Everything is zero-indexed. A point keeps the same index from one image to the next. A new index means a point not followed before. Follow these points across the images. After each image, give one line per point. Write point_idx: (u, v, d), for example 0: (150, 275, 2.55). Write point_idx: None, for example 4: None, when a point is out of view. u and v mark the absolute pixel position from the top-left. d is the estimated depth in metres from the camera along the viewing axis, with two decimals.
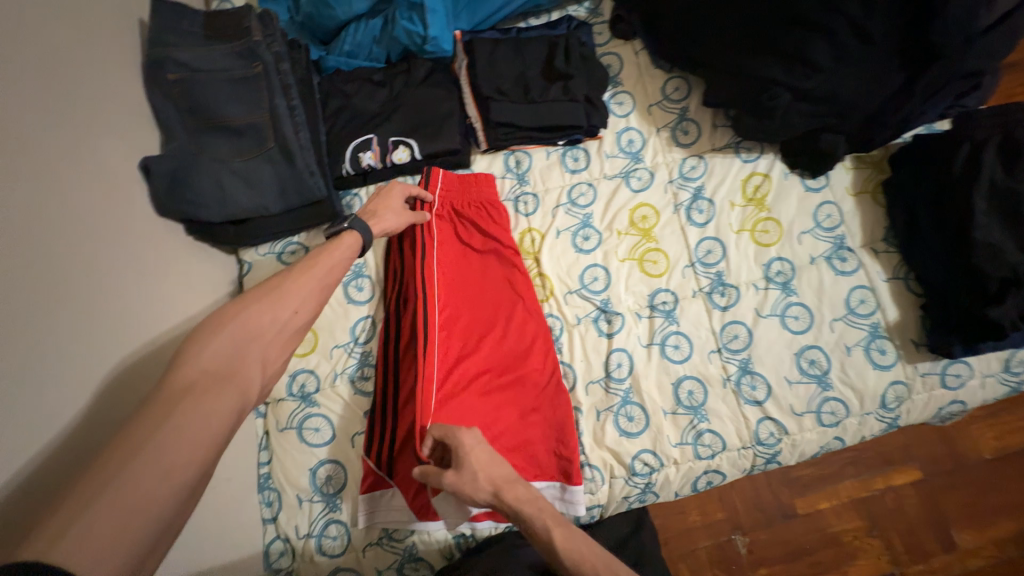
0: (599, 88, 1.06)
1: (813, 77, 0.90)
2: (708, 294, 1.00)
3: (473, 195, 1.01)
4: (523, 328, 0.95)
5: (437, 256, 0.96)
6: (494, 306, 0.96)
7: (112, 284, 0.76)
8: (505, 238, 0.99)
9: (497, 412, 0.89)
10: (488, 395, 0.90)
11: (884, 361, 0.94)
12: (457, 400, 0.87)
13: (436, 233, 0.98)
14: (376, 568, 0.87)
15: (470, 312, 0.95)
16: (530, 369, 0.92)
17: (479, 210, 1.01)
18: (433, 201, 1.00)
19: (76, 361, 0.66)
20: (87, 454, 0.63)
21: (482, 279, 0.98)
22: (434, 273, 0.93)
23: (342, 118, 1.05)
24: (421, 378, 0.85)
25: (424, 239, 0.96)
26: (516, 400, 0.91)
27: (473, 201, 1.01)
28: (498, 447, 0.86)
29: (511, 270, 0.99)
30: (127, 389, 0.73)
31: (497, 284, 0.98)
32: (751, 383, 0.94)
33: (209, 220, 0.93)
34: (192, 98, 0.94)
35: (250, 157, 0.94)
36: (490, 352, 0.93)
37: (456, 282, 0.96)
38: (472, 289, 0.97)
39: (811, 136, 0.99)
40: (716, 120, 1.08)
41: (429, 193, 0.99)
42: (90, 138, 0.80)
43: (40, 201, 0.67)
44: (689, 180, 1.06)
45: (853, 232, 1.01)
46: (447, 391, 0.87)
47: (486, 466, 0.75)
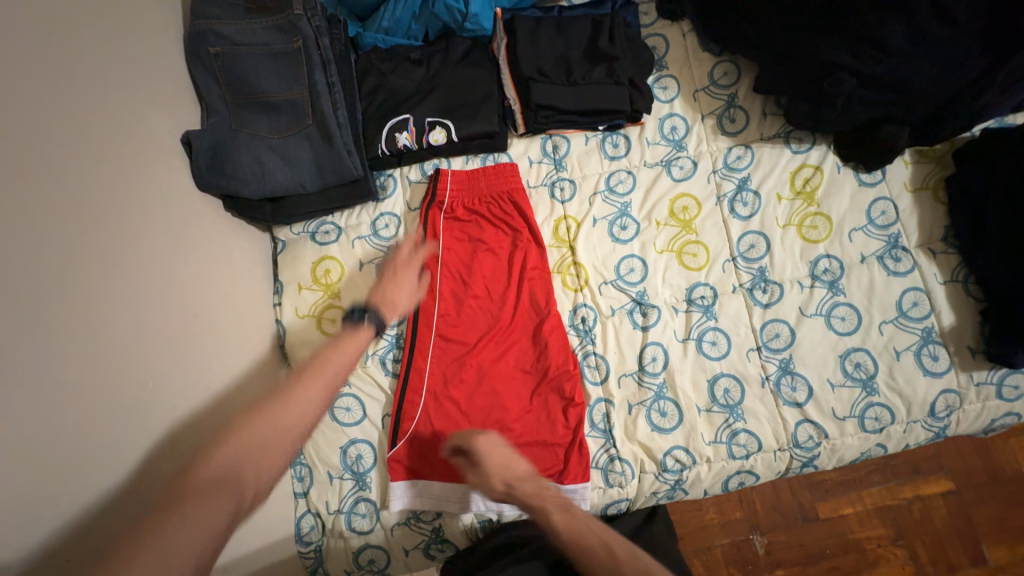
0: (644, 71, 1.02)
1: (885, 62, 0.84)
2: (750, 290, 0.96)
3: (482, 191, 1.01)
4: (529, 324, 0.95)
5: (443, 255, 0.98)
6: (500, 303, 0.97)
7: (151, 267, 0.76)
8: (520, 229, 0.99)
9: (493, 411, 0.90)
10: (493, 392, 0.91)
11: (936, 368, 0.90)
12: (451, 400, 0.91)
13: (444, 230, 1.00)
14: (403, 547, 0.88)
15: (473, 310, 0.97)
16: (538, 366, 0.93)
17: (491, 205, 1.01)
18: (444, 200, 1.00)
19: (110, 332, 0.67)
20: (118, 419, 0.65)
21: (499, 273, 0.99)
22: (437, 274, 0.97)
23: (379, 97, 1.03)
24: (410, 380, 0.92)
25: (433, 242, 0.98)
26: (519, 396, 0.92)
27: (485, 196, 1.01)
28: (493, 445, 0.89)
29: (531, 260, 0.98)
30: (159, 362, 0.74)
31: (506, 279, 0.98)
32: (791, 383, 0.91)
33: (247, 196, 0.94)
34: (233, 72, 0.93)
35: (288, 134, 0.94)
36: (493, 350, 0.94)
37: (459, 279, 0.98)
38: (475, 287, 0.97)
39: (871, 127, 0.93)
40: (766, 108, 1.03)
41: (440, 192, 1.00)
42: (128, 110, 0.79)
43: (72, 173, 0.67)
44: (734, 170, 1.01)
45: (909, 230, 0.96)
46: (443, 391, 0.92)
47: (499, 469, 0.76)
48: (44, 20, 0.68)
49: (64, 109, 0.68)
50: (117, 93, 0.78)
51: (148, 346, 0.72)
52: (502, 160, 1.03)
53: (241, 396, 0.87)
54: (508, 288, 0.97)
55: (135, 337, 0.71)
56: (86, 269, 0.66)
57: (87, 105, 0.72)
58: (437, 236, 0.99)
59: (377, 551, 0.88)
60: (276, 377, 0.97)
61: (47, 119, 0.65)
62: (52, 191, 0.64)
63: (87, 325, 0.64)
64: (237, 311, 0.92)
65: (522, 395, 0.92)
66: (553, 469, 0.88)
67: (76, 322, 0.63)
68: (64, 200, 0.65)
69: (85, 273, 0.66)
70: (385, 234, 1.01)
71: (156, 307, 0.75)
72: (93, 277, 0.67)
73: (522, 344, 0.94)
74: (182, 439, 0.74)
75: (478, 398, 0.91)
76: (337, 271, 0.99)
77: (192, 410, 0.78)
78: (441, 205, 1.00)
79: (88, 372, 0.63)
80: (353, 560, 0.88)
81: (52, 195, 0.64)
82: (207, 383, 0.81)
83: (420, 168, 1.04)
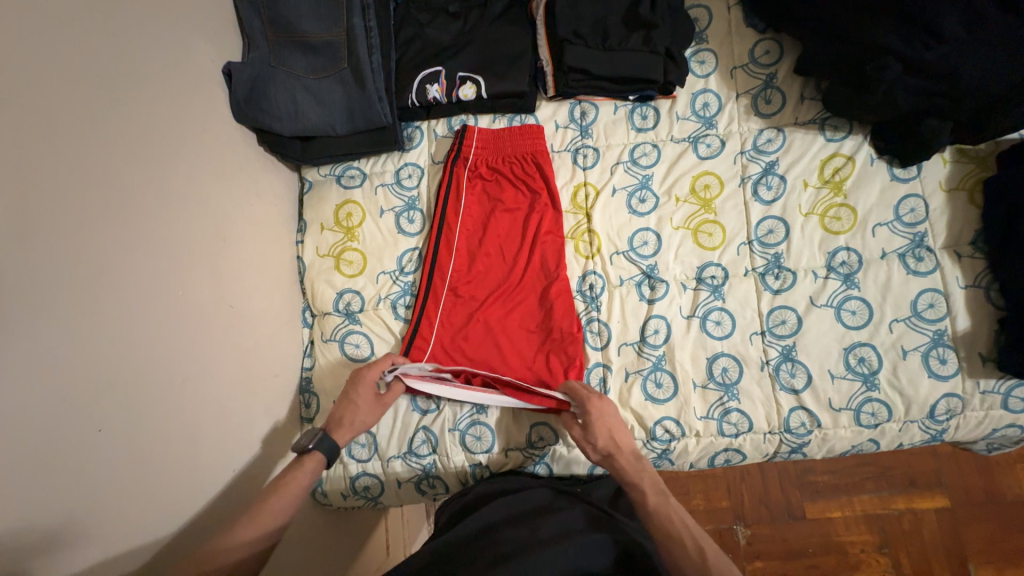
0: (682, 42, 0.99)
1: (936, 49, 0.81)
2: (762, 275, 0.96)
3: (507, 151, 1.02)
4: (539, 285, 0.97)
5: (463, 210, 1.00)
6: (511, 262, 0.99)
7: (186, 184, 0.81)
8: (539, 192, 1.01)
9: (490, 361, 0.93)
10: (496, 342, 0.94)
11: (942, 371, 0.89)
12: (457, 347, 0.95)
13: (467, 186, 1.02)
14: (396, 479, 0.94)
15: (484, 265, 0.99)
16: (542, 324, 0.95)
17: (515, 165, 1.02)
18: (469, 157, 1.02)
19: (145, 238, 0.72)
20: (148, 322, 0.71)
21: (514, 234, 1.00)
22: (455, 229, 1.00)
23: (414, 47, 1.03)
24: (419, 324, 0.95)
25: (454, 198, 1.00)
26: (521, 350, 0.95)
27: (508, 157, 1.02)
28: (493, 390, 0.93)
29: (548, 222, 0.99)
30: (188, 274, 0.79)
31: (520, 240, 1.00)
32: (791, 370, 0.91)
33: (280, 133, 0.97)
34: (276, 9, 0.95)
35: (324, 76, 0.97)
36: (501, 305, 0.97)
37: (477, 235, 1.01)
38: (489, 243, 1.00)
39: (911, 120, 0.90)
40: (804, 92, 1.00)
41: (465, 149, 1.01)
42: (175, 33, 0.83)
43: (120, 85, 0.72)
44: (763, 153, 0.99)
45: (936, 231, 0.93)
46: (449, 337, 0.95)
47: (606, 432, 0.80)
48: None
49: (115, 23, 0.72)
50: (168, 17, 0.82)
51: (179, 257, 0.78)
52: (529, 122, 1.03)
53: (259, 320, 0.93)
54: (521, 248, 0.98)
55: (167, 248, 0.76)
56: (126, 178, 0.70)
57: (136, 22, 0.76)
58: (459, 192, 1.00)
59: (372, 480, 0.94)
60: (294, 310, 1.02)
61: (99, 33, 0.69)
62: (98, 99, 0.68)
63: (123, 227, 0.69)
64: (263, 241, 0.97)
65: (525, 349, 0.95)
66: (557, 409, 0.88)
67: (115, 222, 0.68)
68: (110, 109, 0.69)
69: (126, 179, 0.70)
70: (407, 183, 1.04)
71: (191, 223, 0.80)
72: (133, 187, 0.71)
73: (527, 304, 0.97)
74: (203, 347, 0.80)
75: (477, 348, 0.94)
76: (358, 216, 1.03)
77: (215, 325, 0.83)
78: (466, 162, 1.02)
79: (124, 269, 0.68)
80: (349, 484, 0.94)
81: (100, 105, 0.68)
82: (231, 301, 0.87)
83: (447, 122, 1.05)
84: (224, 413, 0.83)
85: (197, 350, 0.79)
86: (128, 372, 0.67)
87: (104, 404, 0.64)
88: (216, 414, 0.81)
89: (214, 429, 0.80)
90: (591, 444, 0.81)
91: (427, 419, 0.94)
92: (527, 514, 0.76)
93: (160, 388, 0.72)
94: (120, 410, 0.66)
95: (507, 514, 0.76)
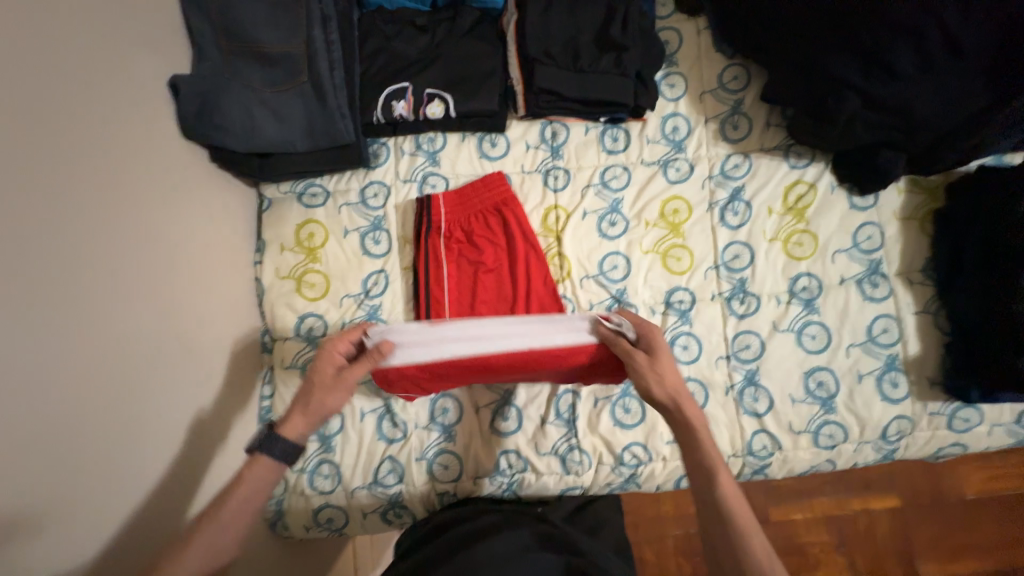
0: (653, 65, 0.98)
1: (890, 85, 0.83)
2: (728, 299, 0.97)
3: (475, 207, 0.97)
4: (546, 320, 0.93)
5: (446, 280, 0.94)
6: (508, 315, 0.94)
7: (131, 205, 0.74)
8: (517, 245, 0.96)
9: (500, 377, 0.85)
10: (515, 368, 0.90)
11: (894, 394, 0.92)
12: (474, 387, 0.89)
13: (445, 254, 0.96)
14: (362, 511, 0.90)
15: None
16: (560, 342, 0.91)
17: (485, 221, 0.98)
18: (439, 225, 0.95)
19: (83, 268, 0.65)
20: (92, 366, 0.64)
21: (498, 293, 0.96)
22: (443, 302, 0.93)
23: (379, 60, 0.99)
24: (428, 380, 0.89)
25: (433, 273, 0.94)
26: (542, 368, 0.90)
27: (479, 212, 0.97)
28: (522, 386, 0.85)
29: (530, 271, 0.95)
30: (132, 303, 0.72)
31: (510, 303, 0.95)
32: (754, 394, 0.93)
33: (234, 150, 0.90)
34: (229, 17, 0.88)
35: (284, 89, 0.91)
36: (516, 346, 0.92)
37: (465, 302, 0.95)
38: (481, 310, 0.94)
39: (870, 151, 0.93)
40: (770, 118, 1.02)
41: (434, 217, 0.95)
42: (115, 39, 0.75)
43: (54, 98, 0.64)
44: (729, 179, 1.00)
45: (891, 258, 0.96)
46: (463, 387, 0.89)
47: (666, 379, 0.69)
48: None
49: (46, 28, 0.64)
50: (105, 20, 0.74)
51: (123, 286, 0.71)
52: (479, 177, 1.00)
53: (213, 350, 0.87)
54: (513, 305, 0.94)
55: (109, 277, 0.69)
56: (66, 207, 0.64)
57: (70, 25, 0.68)
58: (439, 262, 0.94)
59: (335, 511, 0.90)
60: (250, 334, 0.97)
61: (31, 44, 0.62)
62: (32, 119, 0.61)
63: (64, 260, 0.62)
64: (217, 262, 0.91)
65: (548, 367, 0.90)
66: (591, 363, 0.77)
67: (45, 253, 0.60)
68: (47, 129, 0.62)
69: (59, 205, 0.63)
70: (373, 203, 1.00)
71: (136, 249, 0.74)
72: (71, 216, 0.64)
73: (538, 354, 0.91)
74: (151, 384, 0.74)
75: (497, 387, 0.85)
76: (321, 236, 0.99)
77: (167, 360, 0.77)
78: (440, 230, 0.96)
79: (62, 304, 0.61)
80: (312, 517, 0.90)
81: (36, 126, 0.61)
82: (180, 331, 0.80)
83: (415, 139, 1.02)
84: (176, 455, 0.77)
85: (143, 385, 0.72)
86: (66, 420, 0.61)
87: (40, 461, 0.57)
88: (168, 459, 0.75)
89: (166, 475, 0.74)
90: (656, 380, 0.69)
91: (393, 448, 0.91)
92: (468, 538, 0.73)
93: (102, 436, 0.65)
94: (59, 465, 0.59)
95: (448, 543, 0.72)
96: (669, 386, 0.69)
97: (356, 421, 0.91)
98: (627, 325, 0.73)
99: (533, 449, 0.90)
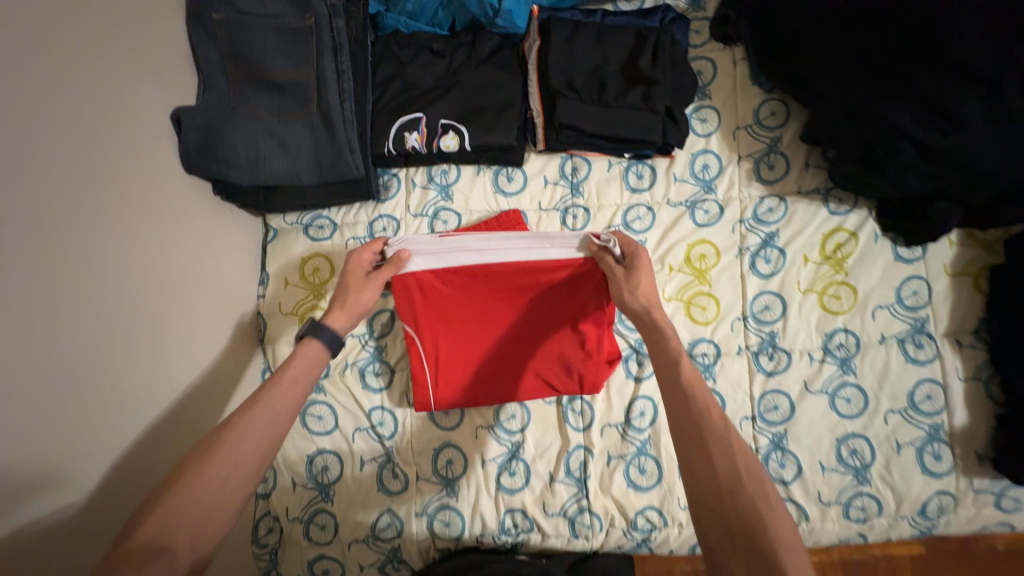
0: (684, 100, 0.91)
1: (954, 136, 0.75)
2: (755, 354, 0.90)
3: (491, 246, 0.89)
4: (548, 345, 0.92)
5: None
6: None
7: (122, 252, 0.70)
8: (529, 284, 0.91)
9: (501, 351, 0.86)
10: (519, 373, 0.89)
11: (936, 468, 0.85)
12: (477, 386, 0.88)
13: None
14: (358, 563, 0.87)
15: None
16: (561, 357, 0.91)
17: None
18: None
19: (62, 328, 0.61)
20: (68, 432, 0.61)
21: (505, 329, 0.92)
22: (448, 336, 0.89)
23: (392, 88, 0.93)
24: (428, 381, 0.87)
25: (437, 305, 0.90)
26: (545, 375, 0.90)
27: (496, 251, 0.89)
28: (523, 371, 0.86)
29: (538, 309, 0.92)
30: (116, 359, 0.68)
31: None
32: (780, 460, 0.87)
33: (239, 183, 0.86)
34: (236, 43, 0.83)
35: (291, 119, 0.86)
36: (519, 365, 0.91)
37: None
38: None
39: (920, 201, 0.85)
40: (809, 159, 0.94)
41: None
42: (111, 75, 0.71)
43: (36, 147, 0.60)
44: (762, 224, 0.93)
45: (938, 317, 0.88)
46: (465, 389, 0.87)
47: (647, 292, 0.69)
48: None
49: (32, 73, 0.60)
50: (101, 54, 0.69)
51: (107, 342, 0.67)
52: (495, 214, 0.94)
53: (210, 395, 0.84)
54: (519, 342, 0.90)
55: (94, 333, 0.65)
56: (50, 266, 0.60)
57: (60, 65, 0.63)
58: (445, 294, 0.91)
59: (331, 563, 0.87)
60: (250, 372, 0.93)
61: (23, 96, 0.59)
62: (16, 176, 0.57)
63: (44, 324, 0.59)
64: (216, 301, 0.87)
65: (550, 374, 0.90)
66: (572, 299, 0.79)
67: (19, 321, 0.56)
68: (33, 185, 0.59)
69: (40, 265, 0.59)
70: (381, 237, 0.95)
71: (129, 298, 0.70)
72: (56, 275, 0.60)
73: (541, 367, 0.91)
74: (136, 441, 0.70)
75: (488, 338, 0.85)
76: (326, 271, 0.95)
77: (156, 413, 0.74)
78: None
79: (36, 370, 0.58)
80: (307, 567, 0.87)
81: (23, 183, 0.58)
82: (169, 380, 0.76)
83: (427, 171, 0.97)
84: None
85: (126, 444, 0.69)
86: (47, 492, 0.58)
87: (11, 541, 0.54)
88: None
89: None
90: (630, 290, 0.69)
91: (393, 500, 0.87)
92: None
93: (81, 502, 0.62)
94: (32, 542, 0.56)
95: None
96: (643, 297, 0.68)
97: (356, 469, 0.88)
98: (614, 242, 0.71)
99: (539, 509, 0.86)
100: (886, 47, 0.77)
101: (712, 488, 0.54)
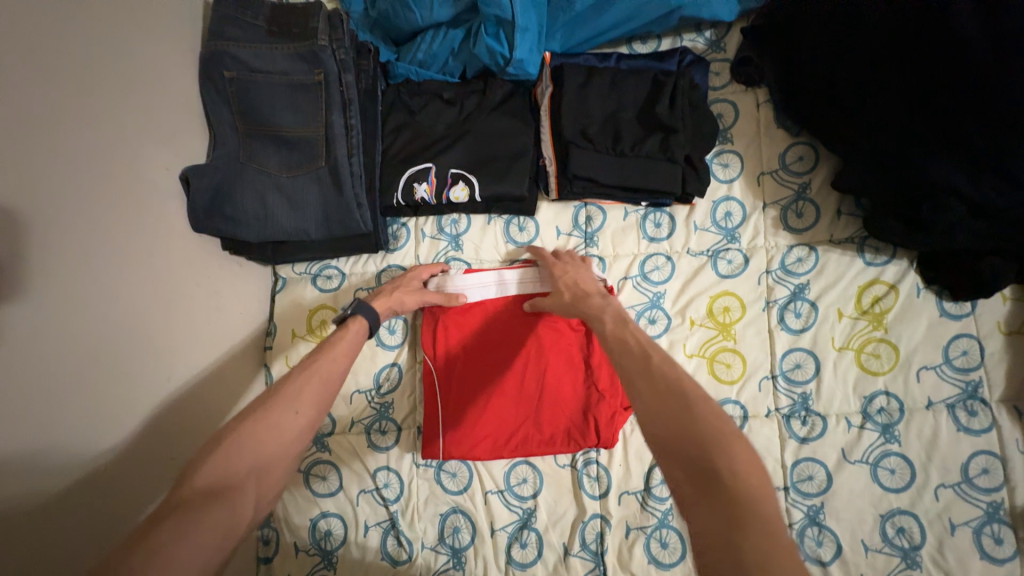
0: (704, 146, 0.87)
1: (1008, 194, 0.70)
2: (787, 418, 0.83)
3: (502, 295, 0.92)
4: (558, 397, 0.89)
5: None
6: None
7: (121, 322, 0.69)
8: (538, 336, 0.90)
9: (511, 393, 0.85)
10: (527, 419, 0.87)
11: (998, 553, 0.76)
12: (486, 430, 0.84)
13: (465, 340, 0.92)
14: None
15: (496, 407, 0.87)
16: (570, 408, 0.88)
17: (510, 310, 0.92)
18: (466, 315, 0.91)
19: (56, 407, 0.60)
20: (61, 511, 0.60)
21: None
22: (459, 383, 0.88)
23: (402, 137, 0.92)
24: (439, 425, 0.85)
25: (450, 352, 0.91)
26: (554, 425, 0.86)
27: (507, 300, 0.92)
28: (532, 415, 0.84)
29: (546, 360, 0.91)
30: (107, 434, 0.67)
31: None
32: (817, 537, 0.79)
33: (247, 238, 0.85)
34: (248, 100, 0.84)
35: (299, 173, 0.84)
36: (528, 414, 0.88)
37: None
38: None
39: (968, 256, 0.78)
40: (841, 206, 0.88)
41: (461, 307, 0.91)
42: (120, 142, 0.71)
43: (35, 228, 0.59)
44: (791, 275, 0.87)
45: (992, 381, 0.80)
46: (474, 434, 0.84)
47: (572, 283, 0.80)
48: (16, 38, 0.58)
49: (38, 154, 0.60)
50: (111, 123, 0.70)
51: (96, 418, 0.65)
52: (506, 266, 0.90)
53: None
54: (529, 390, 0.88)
55: (85, 409, 0.64)
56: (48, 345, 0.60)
57: (65, 140, 0.64)
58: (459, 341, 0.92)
59: None
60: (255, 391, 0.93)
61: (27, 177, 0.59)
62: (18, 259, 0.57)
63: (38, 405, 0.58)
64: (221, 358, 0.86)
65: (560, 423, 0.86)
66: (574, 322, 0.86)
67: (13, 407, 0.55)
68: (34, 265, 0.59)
69: (32, 351, 0.58)
70: None
71: (125, 368, 0.69)
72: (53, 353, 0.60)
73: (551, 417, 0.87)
74: (125, 515, 0.69)
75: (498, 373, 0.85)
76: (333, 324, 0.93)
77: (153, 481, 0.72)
78: None
79: (20, 459, 0.56)
80: None
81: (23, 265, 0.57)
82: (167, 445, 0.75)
83: (437, 221, 0.95)
84: None
85: (114, 519, 0.67)
86: None
87: None
88: None
89: None
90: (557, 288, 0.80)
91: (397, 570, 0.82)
92: None
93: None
94: None
95: None
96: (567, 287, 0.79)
97: (360, 535, 0.84)
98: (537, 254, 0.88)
99: None
100: (927, 98, 0.72)
101: (646, 395, 0.56)
